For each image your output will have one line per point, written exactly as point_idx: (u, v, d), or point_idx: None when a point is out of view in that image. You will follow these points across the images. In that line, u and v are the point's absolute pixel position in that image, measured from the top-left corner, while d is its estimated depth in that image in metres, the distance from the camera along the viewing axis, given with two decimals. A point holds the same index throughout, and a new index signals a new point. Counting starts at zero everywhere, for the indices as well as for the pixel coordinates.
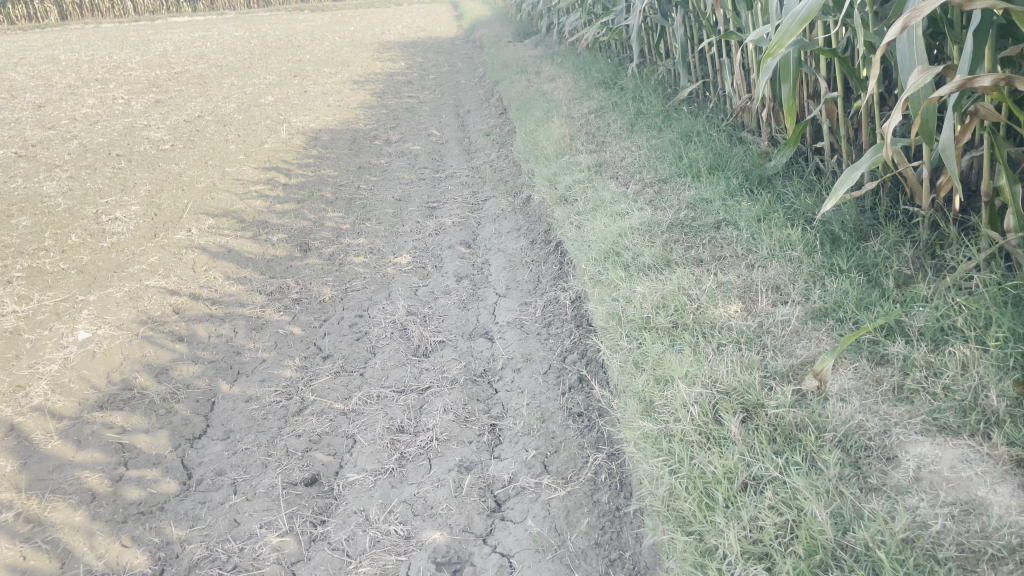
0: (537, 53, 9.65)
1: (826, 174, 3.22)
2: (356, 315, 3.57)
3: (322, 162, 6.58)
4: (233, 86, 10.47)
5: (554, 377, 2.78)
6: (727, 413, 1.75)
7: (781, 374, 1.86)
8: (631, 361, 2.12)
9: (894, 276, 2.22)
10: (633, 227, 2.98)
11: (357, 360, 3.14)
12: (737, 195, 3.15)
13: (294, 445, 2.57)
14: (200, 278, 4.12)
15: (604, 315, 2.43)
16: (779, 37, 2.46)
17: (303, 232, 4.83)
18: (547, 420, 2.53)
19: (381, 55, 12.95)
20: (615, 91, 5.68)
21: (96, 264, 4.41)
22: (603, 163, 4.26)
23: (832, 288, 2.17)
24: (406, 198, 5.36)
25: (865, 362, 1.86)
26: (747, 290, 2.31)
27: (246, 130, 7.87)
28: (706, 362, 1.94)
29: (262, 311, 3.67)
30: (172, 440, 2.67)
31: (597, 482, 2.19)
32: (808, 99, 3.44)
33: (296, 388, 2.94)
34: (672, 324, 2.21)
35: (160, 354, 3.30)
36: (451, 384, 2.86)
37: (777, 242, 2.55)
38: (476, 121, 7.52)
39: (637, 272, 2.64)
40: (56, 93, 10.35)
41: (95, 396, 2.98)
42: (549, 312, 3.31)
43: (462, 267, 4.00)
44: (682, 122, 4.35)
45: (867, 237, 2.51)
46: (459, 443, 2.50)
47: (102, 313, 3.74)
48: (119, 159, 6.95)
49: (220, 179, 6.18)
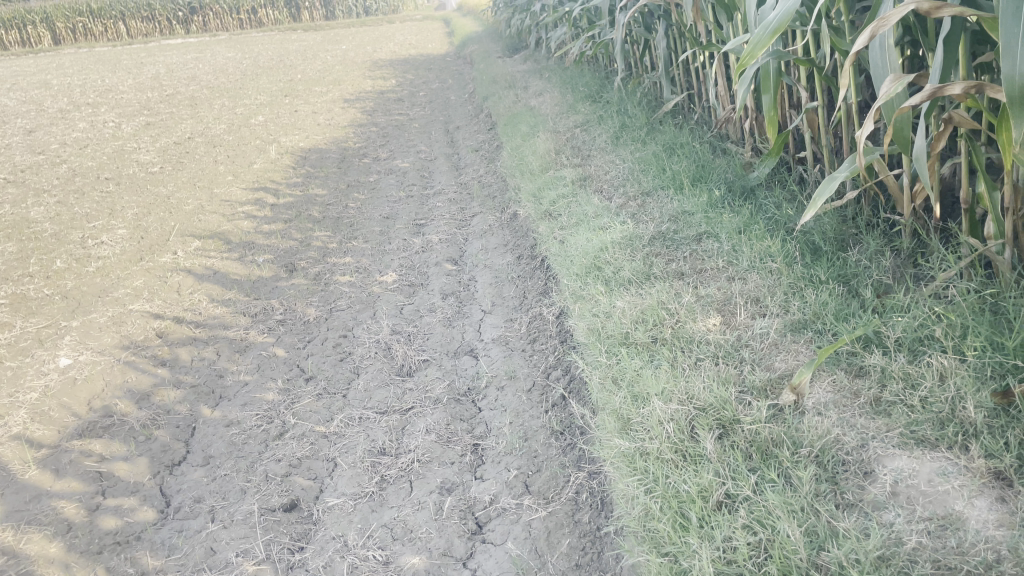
0: (526, 68, 9.68)
1: (809, 183, 3.21)
2: (340, 336, 3.54)
3: (311, 181, 6.57)
4: (224, 107, 10.48)
5: (537, 395, 2.75)
6: (703, 430, 1.72)
7: (758, 389, 1.83)
8: (609, 378, 2.10)
9: (874, 286, 2.21)
10: (615, 241, 2.96)
11: (341, 381, 3.11)
12: (719, 207, 3.13)
13: (274, 470, 2.54)
14: (185, 302, 4.10)
15: (584, 331, 2.40)
16: (751, 48, 2.45)
17: (289, 252, 4.80)
18: (530, 439, 2.50)
19: (372, 73, 12.99)
20: (601, 105, 5.68)
21: (80, 289, 4.38)
22: (588, 177, 4.25)
23: (811, 299, 2.15)
24: (393, 216, 5.34)
25: (842, 374, 1.83)
26: (726, 304, 2.29)
27: (235, 151, 7.87)
28: (683, 378, 1.91)
29: (246, 333, 3.64)
30: (151, 467, 2.64)
31: (579, 502, 2.16)
32: (789, 109, 3.43)
33: (278, 412, 2.90)
34: (652, 339, 2.18)
35: (141, 380, 3.27)
36: (434, 405, 2.83)
37: (757, 253, 2.53)
38: (465, 136, 7.53)
39: (617, 287, 2.62)
40: (46, 117, 10.36)
41: (75, 424, 2.95)
42: (534, 328, 3.28)
43: (448, 284, 3.98)
44: (666, 134, 4.34)
45: (848, 246, 2.49)
46: (441, 464, 2.47)
47: (84, 338, 3.71)
48: (107, 182, 6.94)
49: (208, 201, 6.16)
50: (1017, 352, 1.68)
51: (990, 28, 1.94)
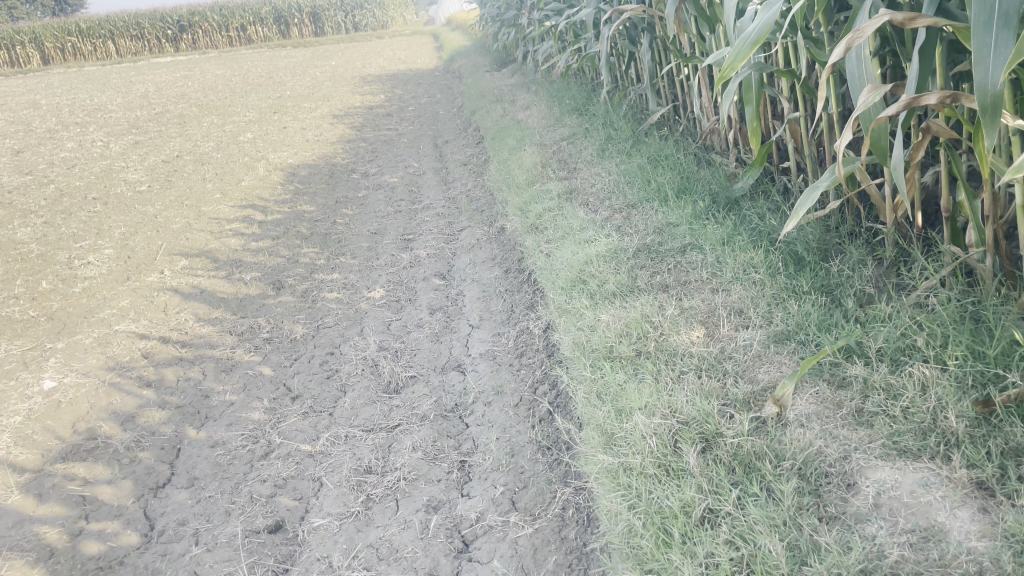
0: (513, 82, 9.71)
1: (793, 194, 3.23)
2: (327, 353, 3.53)
3: (299, 198, 6.57)
4: (212, 125, 10.48)
5: (524, 410, 2.74)
6: (685, 442, 1.71)
7: (740, 402, 1.82)
8: (593, 393, 2.08)
9: (856, 295, 2.20)
10: (600, 253, 2.95)
11: (327, 399, 3.09)
12: (703, 218, 3.13)
13: (259, 491, 2.52)
14: (171, 321, 4.08)
15: (569, 345, 2.40)
16: (730, 60, 2.45)
17: (276, 269, 4.79)
18: (516, 455, 2.49)
19: (361, 89, 13.02)
20: (588, 117, 5.70)
21: (66, 311, 4.36)
22: (574, 190, 4.25)
23: (794, 310, 2.15)
24: (381, 232, 5.33)
25: (825, 386, 1.82)
26: (709, 316, 2.28)
27: (223, 169, 7.86)
28: (665, 392, 1.89)
29: (233, 352, 3.62)
30: (135, 490, 2.61)
31: (565, 518, 2.14)
32: (772, 120, 3.45)
33: (264, 432, 2.88)
34: (635, 352, 2.17)
35: (127, 401, 3.25)
36: (421, 421, 2.82)
37: (740, 265, 2.52)
38: (454, 150, 7.54)
39: (602, 300, 2.62)
40: (34, 138, 10.35)
41: (59, 447, 2.92)
42: (521, 343, 3.27)
43: (436, 300, 3.97)
44: (651, 146, 4.35)
45: (831, 256, 2.50)
46: (428, 482, 2.45)
47: (69, 360, 3.68)
48: (95, 202, 6.92)
49: (196, 219, 6.15)
50: (998, 360, 1.69)
51: (964, 37, 1.96)
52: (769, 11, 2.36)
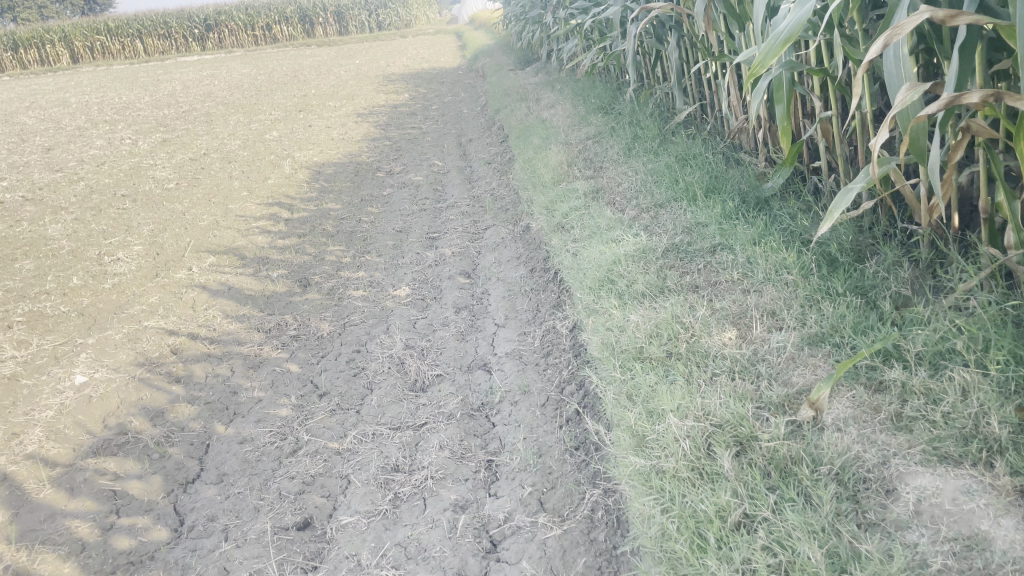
0: (538, 80, 9.69)
1: (824, 194, 3.19)
2: (354, 350, 3.53)
3: (325, 196, 6.60)
4: (238, 123, 10.56)
5: (552, 410, 2.73)
6: (720, 446, 1.68)
7: (775, 405, 1.79)
8: (624, 394, 2.07)
9: (892, 297, 2.17)
10: (628, 253, 2.93)
11: (354, 397, 3.10)
12: (733, 218, 3.09)
13: (288, 488, 2.52)
14: (199, 318, 4.11)
15: (598, 345, 2.39)
16: (762, 57, 2.40)
17: (303, 267, 4.81)
18: (544, 455, 2.48)
19: (385, 87, 13.06)
20: (613, 116, 5.67)
21: (96, 306, 4.41)
22: (601, 189, 4.22)
23: (829, 312, 2.11)
24: (406, 230, 5.34)
25: (862, 390, 1.79)
26: (741, 317, 2.25)
27: (250, 166, 7.91)
28: (698, 394, 1.87)
29: (260, 349, 3.64)
30: (165, 485, 2.63)
31: (594, 520, 2.12)
32: (803, 119, 3.41)
33: (291, 429, 2.89)
34: (666, 353, 2.15)
35: (156, 397, 3.27)
36: (447, 420, 2.82)
37: (772, 266, 2.49)
38: (478, 149, 7.54)
39: (631, 300, 2.59)
40: (64, 135, 10.49)
41: (90, 442, 2.95)
42: (547, 342, 3.26)
43: (461, 298, 3.97)
44: (679, 144, 4.31)
45: (865, 258, 2.46)
46: (455, 481, 2.45)
47: (100, 355, 3.72)
48: (124, 199, 6.99)
49: (223, 216, 6.20)
50: None
51: (1007, 35, 1.91)
52: (800, 9, 2.31)
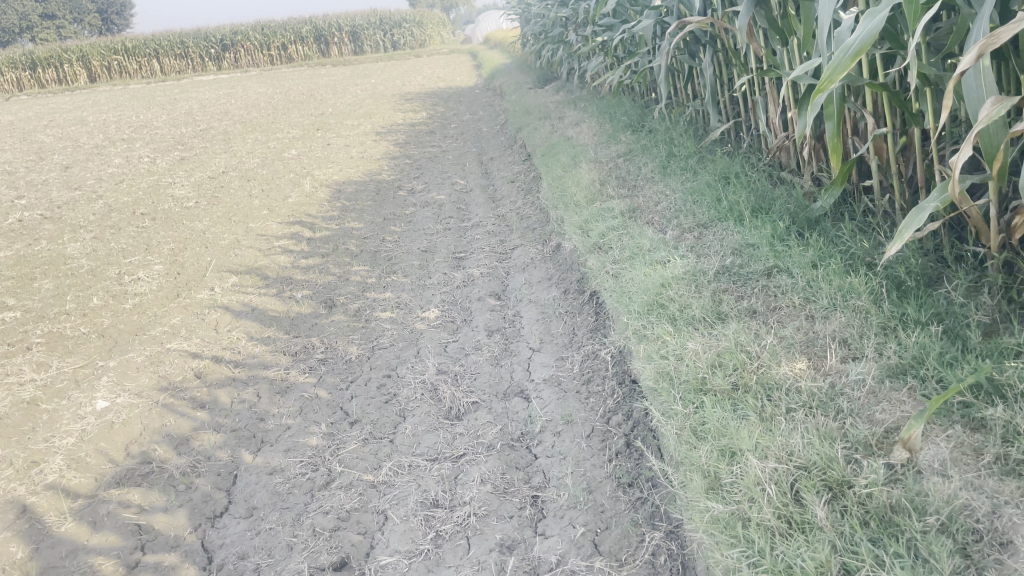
0: (559, 99, 9.59)
1: (877, 215, 3.06)
2: (384, 375, 3.40)
3: (346, 214, 6.50)
4: (256, 142, 10.52)
5: (598, 443, 2.59)
6: (809, 492, 1.53)
7: (865, 445, 1.64)
8: (689, 432, 1.92)
9: (975, 324, 2.01)
10: (677, 276, 2.79)
11: (386, 425, 2.96)
12: (785, 239, 2.95)
13: (321, 524, 2.38)
14: (223, 340, 3.99)
15: (652, 375, 2.25)
16: (828, 72, 2.25)
17: (327, 287, 4.70)
18: (594, 491, 2.34)
19: (402, 106, 13.02)
20: (643, 134, 5.55)
21: (117, 327, 4.31)
22: (637, 209, 4.09)
23: (909, 342, 1.97)
24: (432, 249, 5.23)
25: (959, 429, 1.64)
26: (811, 346, 2.10)
27: (269, 185, 7.84)
28: (778, 433, 1.72)
29: (287, 374, 3.51)
30: (192, 520, 2.50)
31: (656, 566, 1.97)
32: (852, 137, 3.27)
33: (323, 459, 2.76)
34: (732, 386, 2.01)
35: (181, 424, 3.15)
36: (487, 451, 2.67)
37: (837, 290, 2.35)
38: (500, 168, 7.44)
39: (685, 325, 2.45)
40: (83, 153, 10.48)
41: (113, 471, 2.82)
42: (587, 368, 3.12)
43: (493, 321, 3.84)
44: (717, 163, 4.18)
45: (938, 283, 2.31)
46: (499, 518, 2.31)
47: (121, 379, 3.61)
48: (143, 218, 6.92)
49: (244, 235, 6.11)
50: None
51: None
52: (872, 19, 2.19)
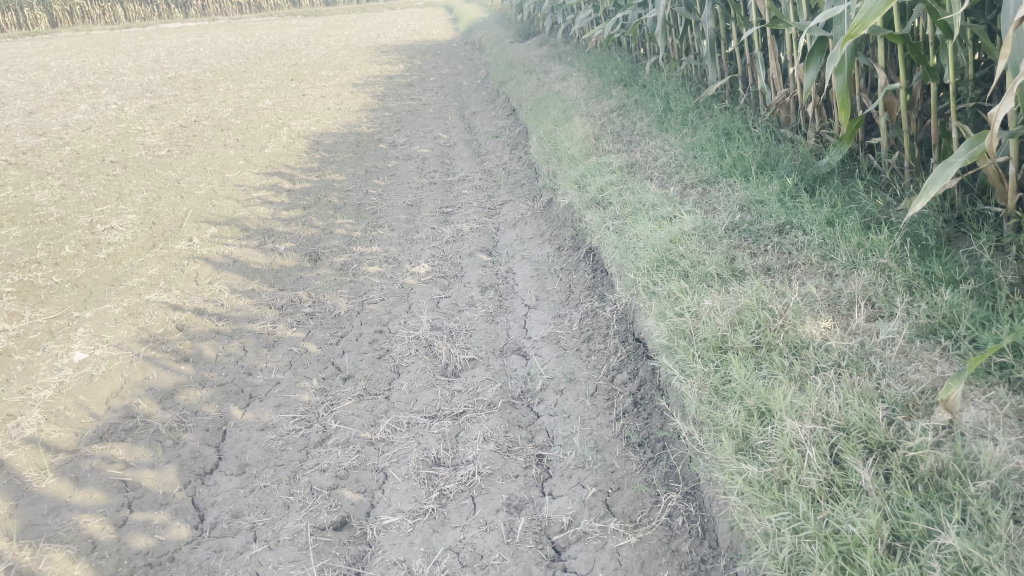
0: (543, 53, 9.39)
1: (885, 172, 2.97)
2: (376, 330, 3.30)
3: (326, 166, 6.32)
4: (229, 91, 10.20)
5: (604, 401, 2.52)
6: (851, 455, 1.50)
7: (903, 406, 1.60)
8: (712, 391, 1.86)
9: (1004, 284, 1.96)
10: (686, 232, 2.70)
11: (381, 382, 2.86)
12: (795, 196, 2.88)
13: (319, 482, 2.29)
14: (205, 292, 3.85)
15: (666, 331, 2.18)
16: (863, 17, 2.14)
17: (311, 240, 4.55)
18: (603, 451, 2.27)
19: (378, 58, 12.69)
20: (635, 89, 5.43)
21: (92, 277, 4.14)
22: (635, 164, 3.99)
23: (939, 301, 1.91)
24: (418, 203, 5.09)
25: (1000, 390, 1.59)
26: (834, 304, 2.05)
27: (245, 135, 7.60)
28: (813, 393, 1.67)
29: (274, 327, 3.39)
30: (181, 477, 2.40)
31: (674, 528, 1.93)
32: (861, 92, 3.18)
33: (316, 415, 2.65)
34: (754, 344, 1.96)
35: (164, 377, 3.02)
36: (488, 409, 2.59)
37: (856, 248, 2.28)
38: (484, 122, 7.28)
39: (698, 282, 2.37)
40: (47, 99, 10.09)
41: (94, 426, 2.70)
42: (586, 326, 3.04)
43: (486, 277, 3.74)
44: (716, 119, 4.09)
45: (957, 244, 2.26)
46: (505, 477, 2.23)
47: (99, 330, 3.46)
48: (114, 166, 6.67)
49: (221, 185, 5.91)
50: None
51: None
52: None
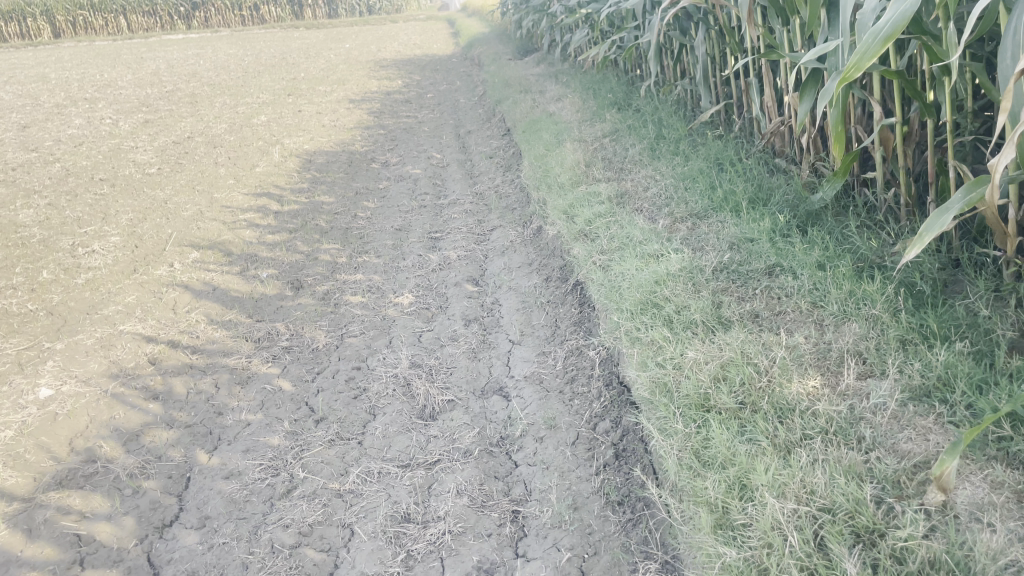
0: (540, 71, 9.31)
1: (882, 210, 2.86)
2: (353, 367, 3.18)
3: (316, 187, 6.22)
4: (225, 106, 10.12)
5: (584, 452, 2.40)
6: (836, 542, 1.42)
7: (892, 483, 1.53)
8: (692, 457, 1.77)
9: (1003, 341, 1.87)
10: (672, 273, 2.59)
11: (355, 425, 2.75)
12: (787, 234, 2.78)
13: (281, 540, 2.18)
14: (181, 322, 3.73)
15: (648, 385, 2.07)
16: (857, 60, 2.05)
17: (294, 267, 4.44)
18: (580, 509, 2.16)
19: (377, 73, 12.62)
20: (630, 113, 5.34)
21: (67, 305, 4.03)
22: (625, 194, 3.89)
23: (934, 360, 1.81)
24: (406, 228, 4.98)
25: (998, 467, 1.52)
26: (823, 359, 1.95)
27: (236, 153, 7.51)
28: (798, 468, 1.59)
29: (249, 362, 3.28)
30: (138, 530, 2.29)
31: None
32: (856, 125, 3.08)
33: (284, 462, 2.53)
34: (739, 404, 1.86)
35: (130, 416, 2.91)
36: (464, 458, 2.47)
37: (849, 296, 2.17)
38: (478, 142, 7.18)
39: (683, 330, 2.26)
40: (42, 113, 10.01)
41: (53, 471, 2.59)
42: (571, 366, 2.92)
43: (471, 309, 3.63)
44: (709, 147, 3.99)
45: (953, 292, 2.16)
46: (476, 537, 2.12)
47: (69, 364, 3.34)
48: (101, 184, 6.57)
49: (208, 206, 5.81)
50: None
51: None
52: (903, 2, 1.99)
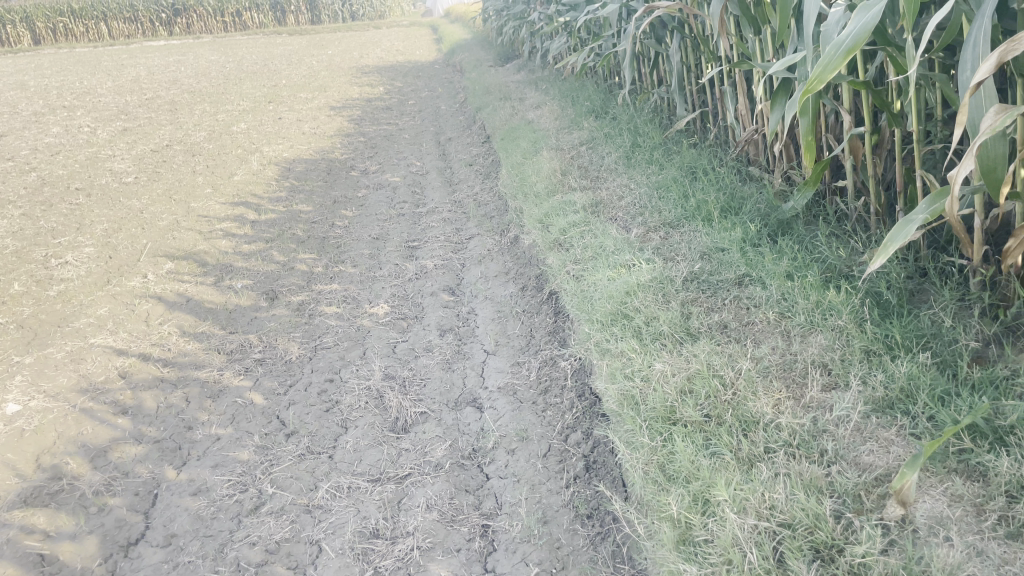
0: (521, 78, 9.32)
1: (852, 218, 2.87)
2: (326, 379, 3.16)
3: (294, 196, 6.18)
4: (205, 113, 10.06)
5: (555, 463, 2.39)
6: (796, 560, 1.42)
7: (852, 497, 1.54)
8: (658, 472, 1.77)
9: (964, 351, 1.89)
10: (643, 283, 2.58)
11: (327, 438, 2.73)
12: (757, 243, 2.78)
13: (248, 558, 2.16)
14: (153, 335, 3.69)
15: (616, 398, 2.06)
16: (820, 71, 2.05)
17: (270, 277, 4.41)
18: (550, 522, 2.15)
19: (359, 80, 12.59)
20: (607, 120, 5.34)
21: (38, 318, 3.98)
22: (600, 203, 3.89)
23: (897, 371, 1.82)
24: (383, 237, 4.96)
25: (958, 481, 1.53)
26: (788, 371, 1.96)
27: (215, 161, 7.46)
28: (760, 484, 1.59)
29: (220, 375, 3.25)
30: (102, 549, 2.25)
31: None
32: (827, 134, 3.09)
33: (253, 478, 2.50)
34: (704, 418, 1.87)
35: (98, 432, 2.87)
36: (434, 471, 2.45)
37: (816, 306, 2.18)
38: (458, 149, 7.17)
39: (652, 341, 2.26)
40: (19, 121, 9.91)
41: (17, 489, 2.55)
42: (544, 376, 2.92)
43: (446, 318, 3.61)
44: (684, 155, 4.00)
45: (918, 301, 2.17)
46: (445, 552, 2.10)
47: (38, 379, 3.30)
48: (77, 194, 6.51)
49: (184, 216, 5.76)
50: None
51: None
52: (864, 14, 1.99)
